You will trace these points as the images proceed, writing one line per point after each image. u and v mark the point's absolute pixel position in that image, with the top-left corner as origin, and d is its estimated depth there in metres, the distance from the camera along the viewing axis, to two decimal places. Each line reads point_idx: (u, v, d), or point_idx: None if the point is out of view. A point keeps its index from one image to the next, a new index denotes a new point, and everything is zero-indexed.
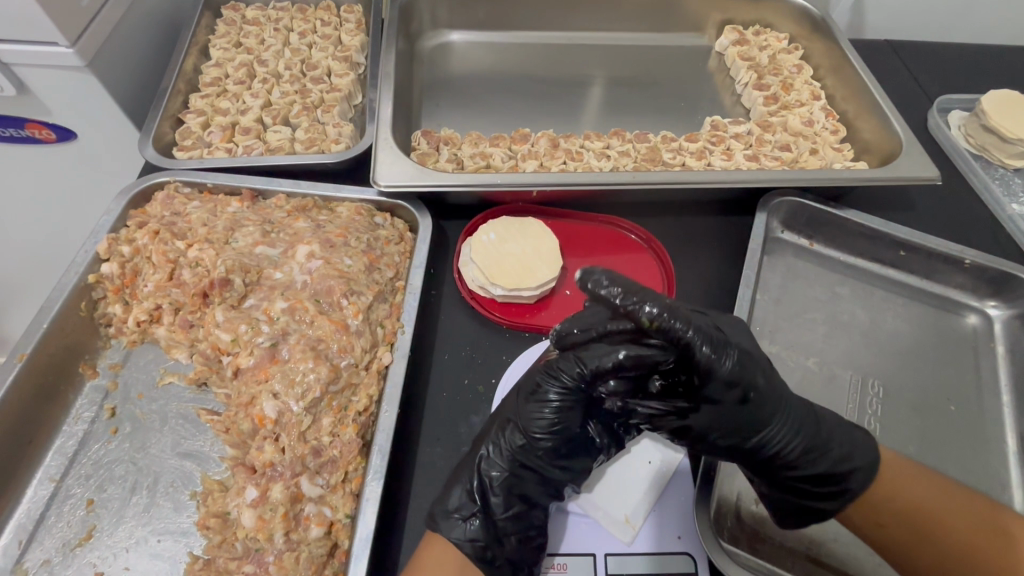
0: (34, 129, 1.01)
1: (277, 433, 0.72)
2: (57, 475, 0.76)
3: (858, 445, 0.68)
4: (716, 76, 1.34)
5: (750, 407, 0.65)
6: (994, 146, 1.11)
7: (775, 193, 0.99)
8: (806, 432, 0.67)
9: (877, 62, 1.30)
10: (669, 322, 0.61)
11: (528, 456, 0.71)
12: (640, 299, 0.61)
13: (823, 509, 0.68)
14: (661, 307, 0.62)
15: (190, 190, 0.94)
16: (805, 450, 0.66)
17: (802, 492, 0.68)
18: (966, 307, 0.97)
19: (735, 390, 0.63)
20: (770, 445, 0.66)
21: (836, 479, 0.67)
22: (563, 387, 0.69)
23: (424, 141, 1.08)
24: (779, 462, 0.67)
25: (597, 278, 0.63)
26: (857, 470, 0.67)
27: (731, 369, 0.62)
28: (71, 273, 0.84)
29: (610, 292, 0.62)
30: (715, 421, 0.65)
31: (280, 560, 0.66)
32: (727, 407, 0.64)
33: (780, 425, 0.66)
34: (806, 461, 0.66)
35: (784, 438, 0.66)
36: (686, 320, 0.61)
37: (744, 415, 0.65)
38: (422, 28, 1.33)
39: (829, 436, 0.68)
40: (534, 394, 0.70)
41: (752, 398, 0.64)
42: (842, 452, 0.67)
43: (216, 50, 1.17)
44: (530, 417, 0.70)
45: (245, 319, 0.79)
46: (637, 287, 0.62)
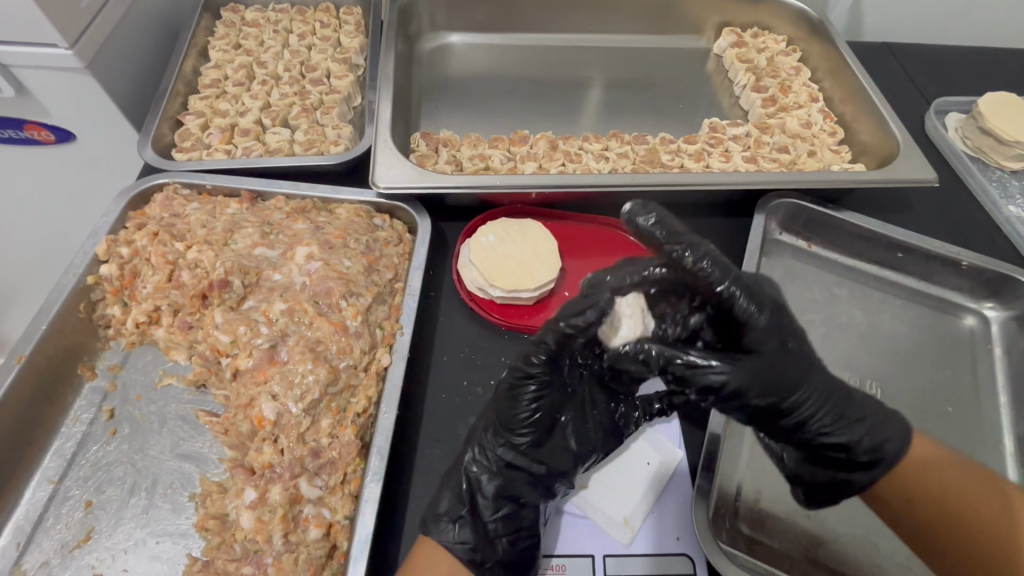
0: (33, 130, 1.01)
1: (276, 434, 0.72)
2: (55, 477, 0.76)
3: (889, 420, 0.68)
4: (715, 78, 1.34)
5: (785, 363, 0.62)
6: (991, 148, 1.11)
7: (774, 195, 0.99)
8: (834, 400, 0.65)
9: (875, 64, 1.31)
10: (708, 265, 0.59)
11: (513, 455, 0.70)
12: (682, 243, 0.59)
13: (846, 483, 0.69)
14: (704, 252, 0.59)
15: (189, 192, 0.94)
16: (832, 416, 0.65)
17: (825, 462, 0.69)
18: (964, 308, 0.98)
19: (775, 344, 0.62)
20: (801, 408, 0.64)
21: (862, 447, 0.66)
22: (536, 377, 0.66)
23: (423, 143, 1.09)
24: (806, 430, 0.65)
25: (641, 222, 0.61)
26: (887, 443, 0.67)
27: (768, 321, 0.61)
28: (70, 274, 0.84)
29: (654, 232, 0.60)
30: (754, 378, 0.61)
31: (279, 562, 0.66)
32: (766, 360, 0.62)
33: (812, 388, 0.64)
34: (835, 427, 0.65)
35: (815, 404, 0.64)
36: (727, 272, 0.60)
37: (780, 372, 0.62)
38: (422, 30, 1.33)
39: (859, 406, 0.66)
40: (510, 391, 0.68)
41: (788, 353, 0.63)
42: (872, 423, 0.66)
43: (216, 52, 1.18)
44: (511, 413, 0.68)
45: (245, 321, 0.79)
46: (680, 230, 0.60)
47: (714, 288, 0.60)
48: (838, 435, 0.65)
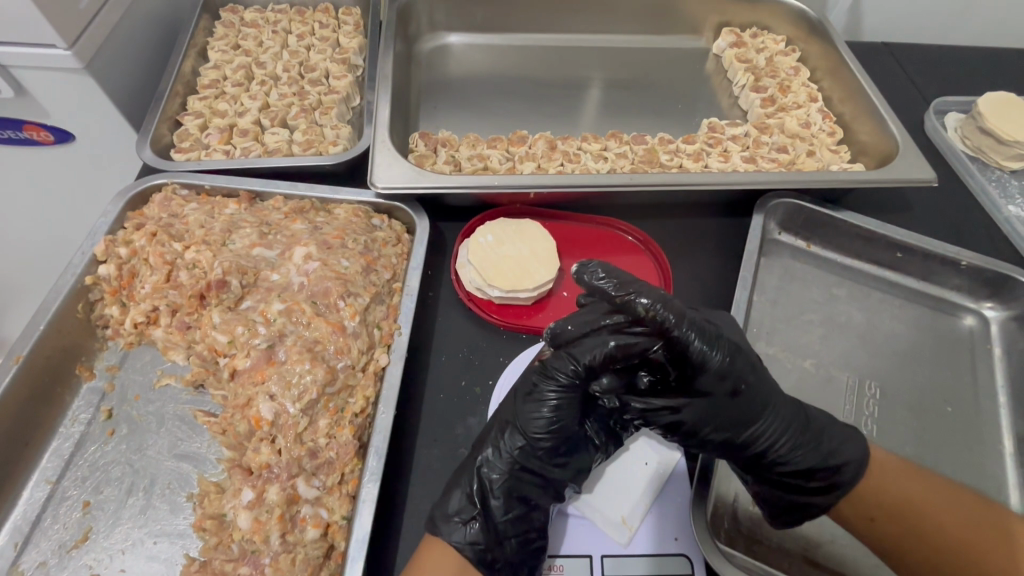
0: (32, 130, 1.01)
1: (274, 434, 0.72)
2: (53, 477, 0.76)
3: (848, 442, 0.69)
4: (714, 78, 1.34)
5: (739, 400, 0.66)
6: (990, 148, 1.11)
7: (772, 195, 0.99)
8: (793, 428, 0.68)
9: (874, 64, 1.31)
10: (660, 310, 0.64)
11: (527, 458, 0.71)
12: (635, 291, 0.65)
13: (809, 505, 0.69)
14: (652, 296, 0.65)
15: (188, 192, 0.94)
16: (790, 444, 0.68)
17: (789, 487, 0.69)
18: (963, 308, 0.97)
19: (725, 384, 0.65)
20: (758, 440, 0.67)
21: (821, 473, 0.68)
22: (562, 385, 0.70)
23: (421, 143, 1.09)
24: (766, 458, 0.68)
25: (590, 279, 0.67)
26: (846, 467, 0.68)
27: (721, 362, 0.64)
28: (68, 274, 0.84)
29: (602, 284, 0.66)
30: (709, 417, 0.66)
31: (276, 562, 0.66)
32: (718, 401, 0.66)
33: (767, 420, 0.67)
34: (793, 454, 0.68)
35: (772, 433, 0.67)
36: (681, 315, 0.64)
37: (732, 409, 0.66)
38: (420, 30, 1.33)
39: (818, 430, 0.69)
40: (533, 393, 0.71)
41: (742, 392, 0.66)
42: (829, 450, 0.68)
43: (215, 53, 1.18)
44: (527, 417, 0.71)
45: (243, 321, 0.79)
46: (630, 281, 0.66)
47: (671, 333, 0.63)
48: (795, 462, 0.68)
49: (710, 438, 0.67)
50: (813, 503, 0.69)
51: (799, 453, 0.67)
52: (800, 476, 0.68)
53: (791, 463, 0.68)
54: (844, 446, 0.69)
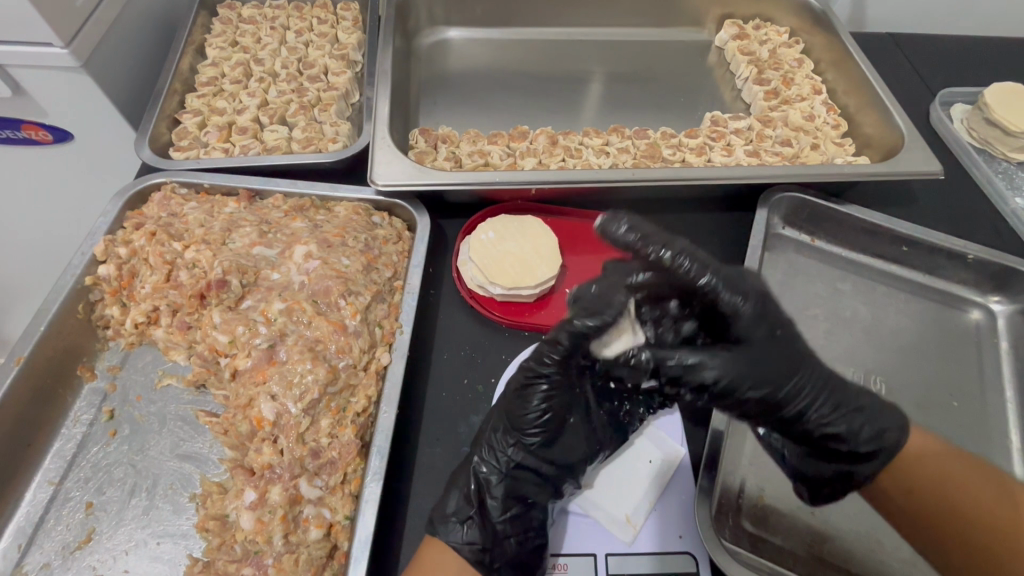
0: (31, 130, 1.01)
1: (275, 435, 0.72)
2: (55, 479, 0.75)
3: (888, 408, 0.67)
4: (716, 71, 1.33)
5: (777, 350, 0.63)
6: (997, 139, 1.10)
7: (775, 189, 0.98)
8: (834, 388, 0.65)
9: (878, 55, 1.29)
10: (686, 261, 0.60)
11: (522, 455, 0.71)
12: (656, 243, 0.61)
13: (853, 473, 0.67)
14: (677, 248, 0.61)
15: (187, 191, 0.94)
16: (832, 405, 0.64)
17: (829, 455, 0.67)
18: (969, 302, 0.97)
19: (760, 330, 0.63)
20: (799, 398, 0.63)
21: (864, 436, 0.65)
22: (546, 376, 0.68)
23: (421, 139, 1.08)
24: (809, 422, 0.65)
25: (615, 230, 0.62)
26: (890, 430, 0.66)
27: (752, 309, 0.62)
28: (67, 275, 0.83)
29: (629, 238, 0.62)
30: (744, 372, 0.61)
31: (279, 563, 0.66)
32: (755, 350, 0.62)
33: (807, 375, 0.64)
34: (834, 417, 0.64)
35: (813, 392, 0.64)
36: (705, 265, 0.61)
37: (772, 362, 0.62)
38: (419, 25, 1.32)
39: (857, 394, 0.66)
40: (521, 390, 0.70)
41: (777, 339, 0.63)
42: (869, 412, 0.66)
43: (212, 50, 1.17)
44: (519, 413, 0.70)
45: (243, 321, 0.79)
46: (653, 231, 0.62)
47: (693, 280, 0.61)
48: (840, 424, 0.64)
49: (749, 397, 0.62)
50: (855, 472, 0.67)
51: (842, 414, 0.65)
52: (841, 441, 0.65)
53: (834, 426, 0.64)
54: (884, 409, 0.67)
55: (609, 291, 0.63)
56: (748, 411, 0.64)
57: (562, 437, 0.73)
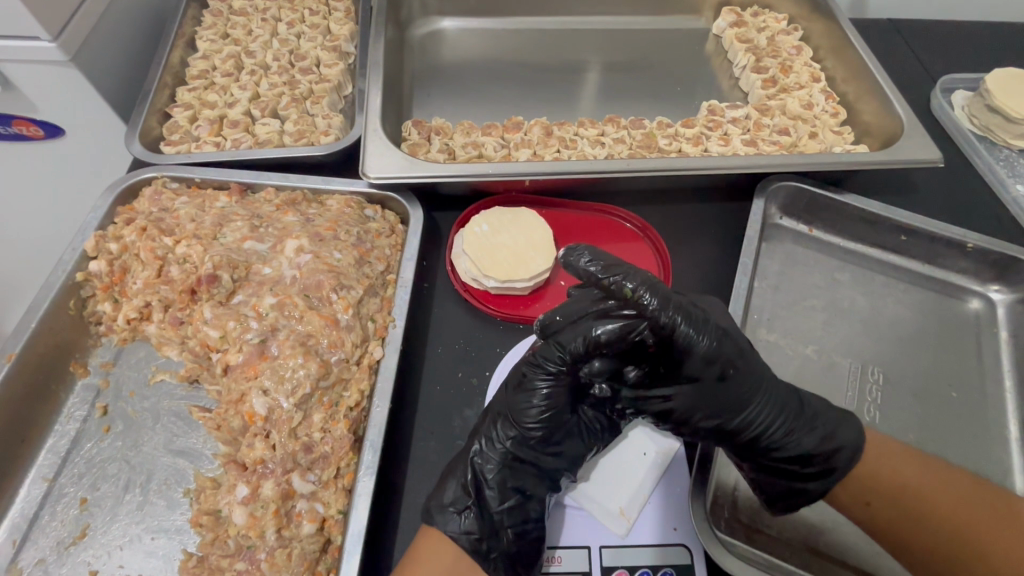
0: (21, 126, 1.00)
1: (268, 430, 0.72)
2: (50, 475, 0.75)
3: (847, 426, 0.68)
4: (714, 59, 1.31)
5: (729, 385, 0.66)
6: (998, 127, 1.08)
7: (773, 179, 0.97)
8: (787, 412, 0.67)
9: (879, 42, 1.28)
10: (646, 295, 0.63)
11: (521, 447, 0.70)
12: (620, 275, 0.65)
13: (805, 492, 0.68)
14: (638, 280, 0.65)
15: (178, 185, 0.93)
16: (785, 430, 0.67)
17: (785, 474, 0.69)
18: (969, 292, 0.95)
19: (714, 368, 0.65)
20: (751, 425, 0.67)
21: (815, 458, 0.67)
22: (552, 374, 0.69)
23: (414, 131, 1.06)
24: (760, 445, 0.68)
25: (576, 263, 0.67)
26: (842, 451, 0.67)
27: (708, 346, 0.64)
28: (58, 271, 0.83)
29: (591, 270, 0.66)
30: (698, 403, 0.66)
31: (272, 557, 0.65)
32: (707, 386, 0.66)
33: (760, 405, 0.67)
34: (787, 440, 0.67)
35: (765, 418, 0.67)
36: (666, 301, 0.63)
37: (722, 393, 0.66)
38: (412, 16, 1.31)
39: (811, 416, 0.68)
40: (523, 384, 0.70)
41: (730, 376, 0.66)
42: (823, 433, 0.67)
43: (203, 42, 1.16)
44: (520, 408, 0.70)
45: (234, 316, 0.78)
46: (616, 263, 0.66)
47: (656, 319, 0.63)
48: (790, 449, 0.67)
49: (699, 424, 0.67)
50: (808, 491, 0.67)
51: (793, 438, 0.67)
52: (792, 461, 0.67)
53: (783, 450, 0.67)
54: (841, 430, 0.68)
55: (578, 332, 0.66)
56: (699, 433, 0.69)
57: (564, 434, 0.72)
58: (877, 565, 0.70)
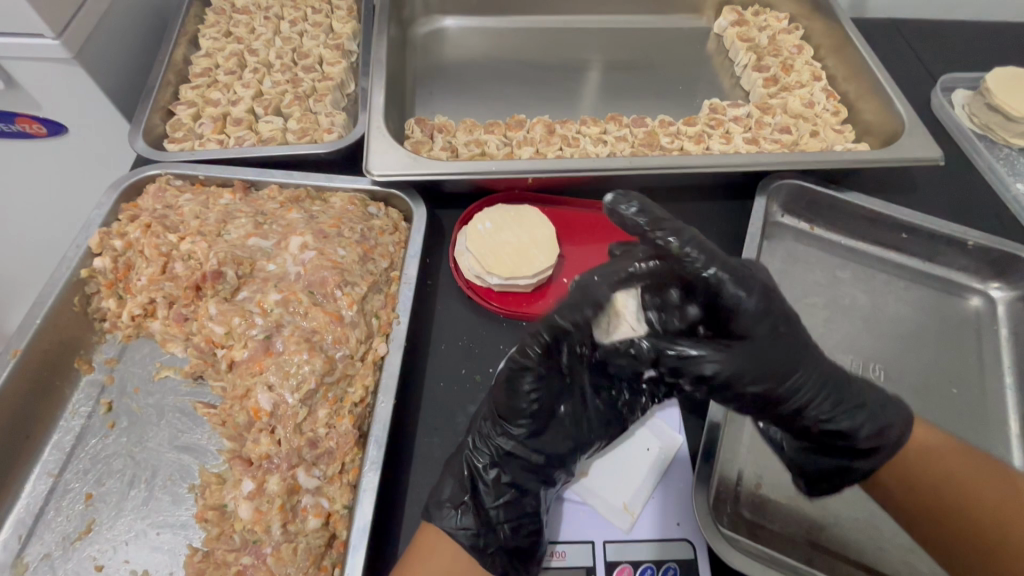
0: (25, 123, 1.00)
1: (273, 425, 0.72)
2: (55, 471, 0.76)
3: (889, 406, 0.67)
4: (715, 58, 1.31)
5: (782, 347, 0.63)
6: (998, 125, 1.09)
7: (774, 177, 0.98)
8: (834, 383, 0.65)
9: (879, 41, 1.28)
10: (693, 251, 0.62)
11: (512, 444, 0.69)
12: (667, 229, 0.63)
13: (848, 469, 0.68)
14: (686, 237, 0.63)
15: (182, 183, 0.93)
16: (833, 401, 0.65)
17: (829, 449, 0.68)
18: (969, 289, 0.96)
19: (764, 328, 0.63)
20: (799, 391, 0.64)
21: (865, 433, 0.65)
22: (541, 362, 0.64)
23: (417, 129, 1.07)
24: (811, 417, 0.65)
25: (624, 211, 0.65)
26: (890, 427, 0.66)
27: (756, 305, 0.63)
28: (63, 267, 0.83)
29: (636, 221, 0.64)
30: (745, 368, 0.62)
31: (278, 552, 0.66)
32: (758, 346, 0.63)
33: (809, 372, 0.64)
34: (836, 413, 0.65)
35: (813, 388, 0.64)
36: (713, 257, 0.62)
37: (776, 355, 0.63)
38: (415, 14, 1.31)
39: (858, 390, 0.66)
40: (507, 381, 0.66)
41: (781, 338, 0.63)
42: (872, 411, 0.66)
43: (206, 41, 1.16)
44: (508, 404, 0.67)
45: (239, 312, 0.79)
46: (661, 218, 0.65)
47: (701, 271, 0.62)
48: (842, 422, 0.65)
49: (749, 392, 0.63)
50: (854, 467, 0.67)
51: (840, 410, 0.65)
52: (842, 436, 0.65)
53: (832, 422, 0.65)
54: (885, 408, 0.66)
55: (608, 285, 0.62)
56: (750, 404, 0.64)
57: (547, 432, 0.70)
58: (879, 558, 0.71)
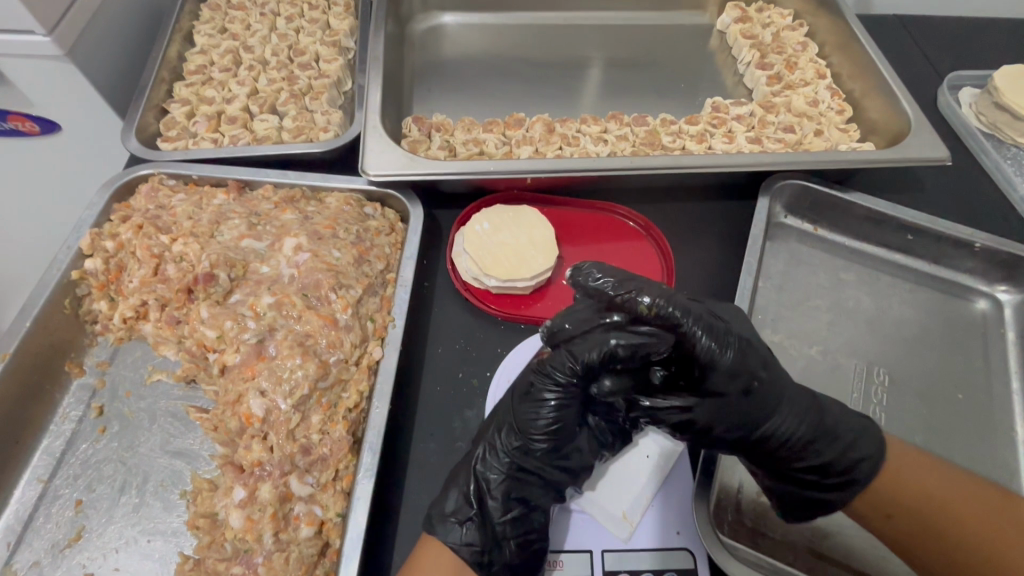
0: (17, 121, 0.99)
1: (266, 431, 0.71)
2: (45, 476, 0.74)
3: (867, 436, 0.66)
4: (718, 55, 1.29)
5: (754, 398, 0.64)
6: (1006, 124, 1.06)
7: (778, 176, 0.96)
8: (810, 423, 0.65)
9: (885, 38, 1.26)
10: (665, 307, 0.61)
11: (525, 458, 0.69)
12: (636, 288, 0.63)
13: (824, 502, 0.67)
14: (656, 293, 0.62)
15: (175, 182, 0.92)
16: (807, 442, 0.65)
17: (802, 483, 0.67)
18: (976, 292, 0.94)
19: (738, 382, 0.62)
20: (772, 437, 0.64)
21: (836, 468, 0.65)
22: (557, 385, 0.67)
23: (414, 128, 1.05)
24: (783, 454, 0.65)
25: (587, 276, 0.65)
26: (864, 461, 0.65)
27: (732, 360, 0.62)
28: (54, 269, 0.82)
29: (603, 281, 0.65)
30: (717, 419, 0.64)
31: (269, 561, 0.64)
32: (730, 401, 0.63)
33: (784, 418, 0.64)
34: (808, 452, 0.65)
35: (788, 431, 0.64)
36: (686, 312, 0.61)
37: (748, 408, 0.63)
38: (413, 11, 1.29)
39: (834, 425, 0.66)
40: (530, 393, 0.68)
41: (754, 389, 0.63)
42: (848, 442, 0.66)
43: (201, 37, 1.14)
44: (527, 418, 0.68)
45: (231, 315, 0.77)
46: (629, 278, 0.64)
47: (672, 328, 0.61)
48: (812, 459, 0.65)
49: (720, 437, 0.65)
50: (827, 500, 0.67)
51: (813, 447, 0.65)
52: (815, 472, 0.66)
53: (804, 459, 0.65)
54: (861, 442, 0.66)
55: (576, 332, 0.65)
56: (721, 445, 0.66)
57: (571, 444, 0.70)
58: (883, 569, 0.69)
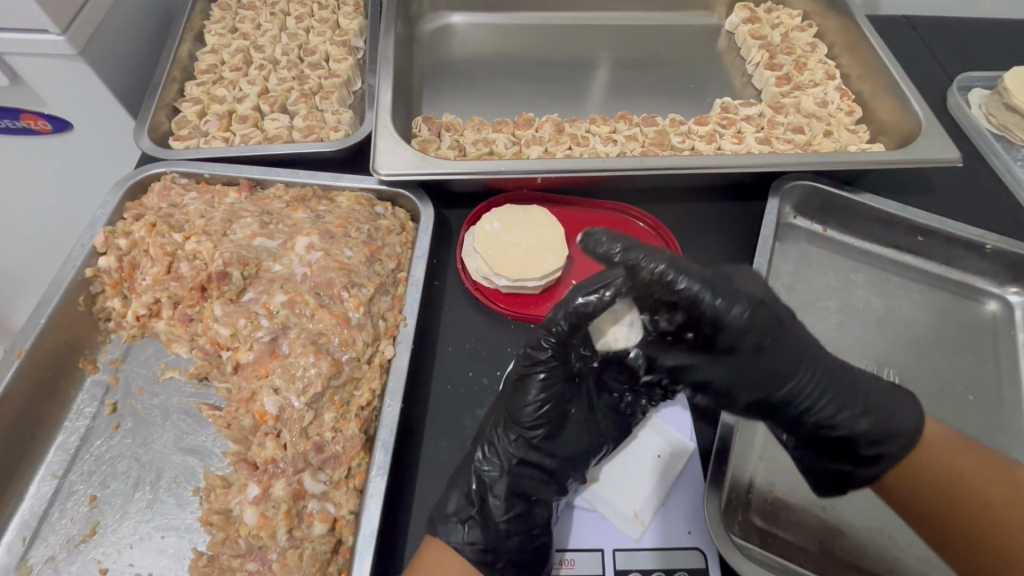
0: (29, 120, 0.99)
1: (279, 429, 0.71)
2: (59, 472, 0.75)
3: (901, 411, 0.66)
4: (727, 56, 1.29)
5: (768, 358, 0.64)
6: (1017, 126, 1.06)
7: (788, 177, 0.96)
8: (833, 390, 0.65)
9: (894, 39, 1.26)
10: (665, 268, 0.62)
11: (525, 452, 0.70)
12: (639, 250, 0.63)
13: (853, 473, 0.68)
14: (658, 256, 0.62)
15: (187, 181, 0.92)
16: (828, 406, 0.65)
17: (835, 455, 0.68)
18: (986, 293, 0.94)
19: (751, 340, 0.63)
20: (797, 399, 0.65)
21: (868, 440, 0.65)
22: (543, 364, 0.68)
23: (425, 127, 1.06)
24: (806, 422, 0.67)
25: (596, 240, 0.64)
26: (898, 436, 0.65)
27: (743, 316, 0.62)
28: (68, 266, 0.82)
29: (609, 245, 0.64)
30: (733, 377, 0.65)
31: (283, 558, 0.65)
32: (743, 359, 0.64)
33: (804, 380, 0.65)
34: (831, 418, 0.66)
35: (809, 394, 0.65)
36: (687, 273, 0.62)
37: (763, 367, 0.64)
38: (422, 10, 1.29)
39: (862, 396, 0.66)
40: (517, 381, 0.70)
41: (766, 348, 0.63)
42: (877, 412, 0.65)
43: (211, 36, 1.15)
44: (518, 408, 0.69)
45: (245, 314, 0.78)
46: (632, 245, 0.64)
47: (675, 289, 0.62)
48: (842, 428, 0.65)
49: (739, 399, 0.66)
50: (859, 473, 0.67)
51: (841, 417, 0.65)
52: (843, 440, 0.66)
53: (831, 427, 0.66)
54: (892, 414, 0.65)
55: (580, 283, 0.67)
56: (739, 408, 0.67)
57: (565, 433, 0.72)
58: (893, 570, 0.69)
